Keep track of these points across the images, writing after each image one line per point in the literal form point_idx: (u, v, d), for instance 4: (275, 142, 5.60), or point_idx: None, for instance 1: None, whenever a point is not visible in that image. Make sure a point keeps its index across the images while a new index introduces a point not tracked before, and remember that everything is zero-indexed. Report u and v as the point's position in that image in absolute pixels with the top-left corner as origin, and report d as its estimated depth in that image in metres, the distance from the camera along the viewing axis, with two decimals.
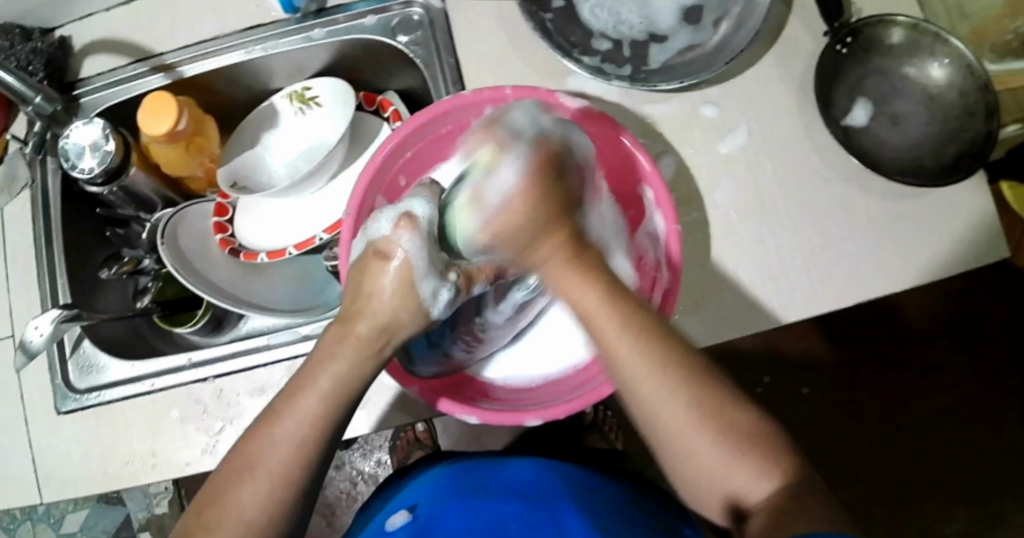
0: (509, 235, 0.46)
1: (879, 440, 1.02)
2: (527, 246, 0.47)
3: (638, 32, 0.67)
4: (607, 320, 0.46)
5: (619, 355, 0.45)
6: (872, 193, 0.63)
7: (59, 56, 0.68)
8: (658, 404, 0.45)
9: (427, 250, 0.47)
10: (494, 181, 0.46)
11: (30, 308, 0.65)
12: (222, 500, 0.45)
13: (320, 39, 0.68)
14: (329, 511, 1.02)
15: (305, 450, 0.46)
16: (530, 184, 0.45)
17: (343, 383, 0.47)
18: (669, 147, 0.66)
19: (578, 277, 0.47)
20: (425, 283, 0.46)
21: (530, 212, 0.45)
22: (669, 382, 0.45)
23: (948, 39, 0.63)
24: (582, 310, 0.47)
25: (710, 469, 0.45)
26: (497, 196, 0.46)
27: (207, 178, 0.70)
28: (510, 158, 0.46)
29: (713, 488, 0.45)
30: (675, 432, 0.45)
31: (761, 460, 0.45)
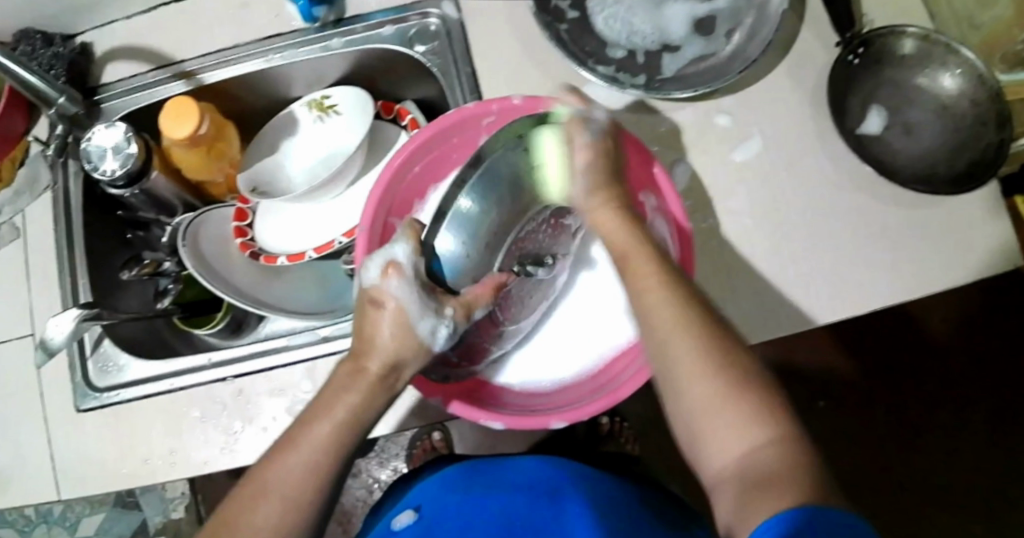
0: (595, 169, 0.54)
1: (896, 451, 1.01)
2: (598, 184, 0.54)
3: (651, 42, 0.68)
4: (639, 255, 0.50)
5: (646, 292, 0.49)
6: (885, 200, 0.64)
7: (81, 62, 0.70)
8: (671, 346, 0.46)
9: (418, 292, 0.50)
10: (590, 121, 0.54)
11: (51, 306, 0.66)
12: (237, 524, 0.45)
13: (337, 48, 0.70)
14: (346, 519, 1.02)
15: (322, 471, 0.47)
16: (591, 163, 0.53)
17: (356, 414, 0.48)
18: (682, 156, 0.66)
19: (615, 216, 0.53)
20: (423, 324, 0.49)
21: (599, 165, 0.53)
22: (680, 324, 0.46)
23: (959, 50, 0.64)
24: (622, 252, 0.52)
25: (711, 413, 0.44)
26: (582, 153, 0.53)
27: (226, 184, 0.71)
28: (592, 110, 0.56)
29: (717, 437, 0.44)
30: (680, 353, 0.46)
31: (764, 413, 0.43)
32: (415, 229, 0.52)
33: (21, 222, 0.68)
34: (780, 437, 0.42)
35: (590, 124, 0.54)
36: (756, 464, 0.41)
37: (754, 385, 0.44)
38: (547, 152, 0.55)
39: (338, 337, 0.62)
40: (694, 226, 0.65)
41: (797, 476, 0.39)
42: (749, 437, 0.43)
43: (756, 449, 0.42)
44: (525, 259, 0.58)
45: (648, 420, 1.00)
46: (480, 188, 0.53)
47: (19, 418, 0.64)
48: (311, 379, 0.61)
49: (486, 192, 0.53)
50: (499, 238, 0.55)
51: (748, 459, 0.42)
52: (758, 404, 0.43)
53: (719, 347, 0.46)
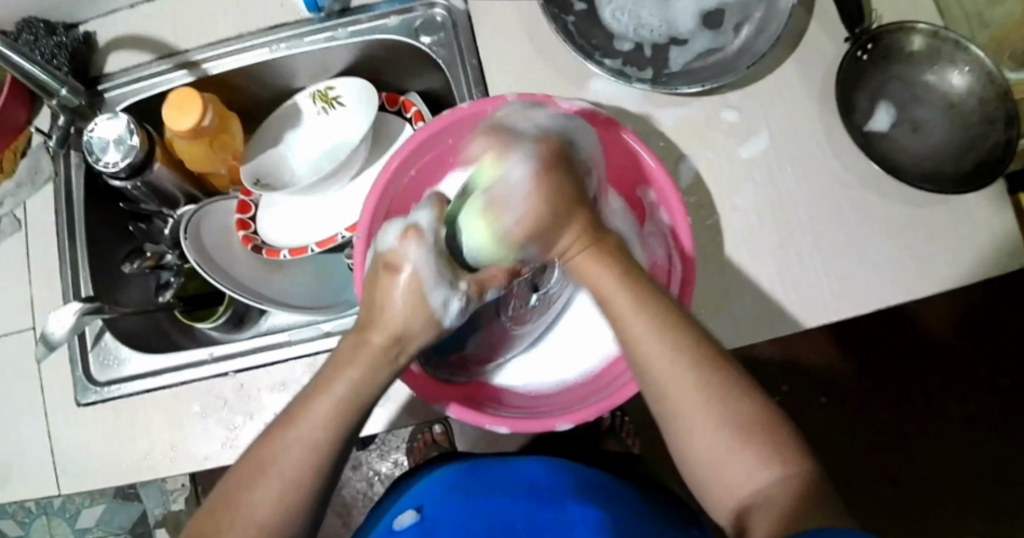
0: (533, 222, 0.45)
1: (893, 449, 1.02)
2: (557, 225, 0.46)
3: (659, 35, 0.68)
4: (623, 302, 0.46)
5: (640, 343, 0.46)
6: (892, 198, 0.63)
7: (83, 51, 0.70)
8: (669, 394, 0.46)
9: (435, 260, 0.44)
10: (506, 182, 0.45)
11: (52, 299, 0.66)
12: (236, 501, 0.45)
13: (343, 38, 0.69)
14: (345, 511, 1.02)
15: (319, 450, 0.45)
16: (540, 185, 0.45)
17: (357, 392, 0.45)
18: (688, 151, 0.66)
19: (608, 271, 0.46)
20: (436, 294, 0.44)
21: (551, 204, 0.45)
22: (679, 371, 0.45)
23: (969, 47, 0.63)
24: (600, 294, 0.47)
25: (721, 459, 0.45)
26: (524, 190, 0.45)
27: (229, 176, 0.71)
28: (510, 154, 0.46)
29: (726, 477, 0.45)
30: (683, 407, 0.45)
31: (771, 453, 0.44)
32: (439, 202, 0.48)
33: (23, 214, 0.68)
34: (785, 474, 0.44)
35: (513, 174, 0.45)
36: (768, 506, 0.43)
37: (758, 424, 0.45)
38: (495, 192, 0.45)
39: (339, 333, 0.61)
40: (700, 222, 0.65)
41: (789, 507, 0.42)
42: (757, 479, 0.44)
43: (765, 488, 0.44)
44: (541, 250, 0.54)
45: (648, 416, 1.00)
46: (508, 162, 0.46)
47: (19, 412, 0.64)
48: (313, 374, 0.60)
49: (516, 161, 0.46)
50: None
51: (757, 497, 0.44)
52: (764, 443, 0.45)
53: (709, 373, 0.45)
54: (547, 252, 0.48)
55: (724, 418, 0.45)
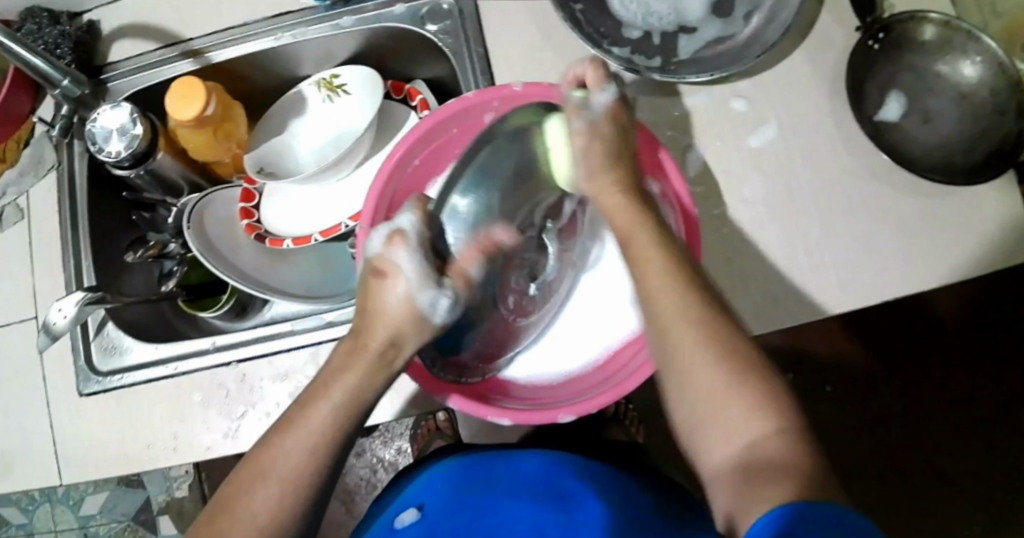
0: (593, 152, 0.50)
1: (901, 445, 1.01)
2: (598, 167, 0.51)
3: (667, 23, 0.67)
4: (639, 231, 0.49)
5: (648, 266, 0.47)
6: (903, 188, 0.63)
7: (87, 40, 0.69)
8: (688, 376, 0.45)
9: (422, 263, 0.48)
10: (592, 105, 0.51)
11: (53, 289, 0.65)
12: (235, 507, 0.44)
13: (348, 26, 0.68)
14: (348, 497, 1.01)
15: (320, 452, 0.46)
16: (608, 122, 0.51)
17: (357, 395, 0.48)
18: (697, 141, 0.65)
19: (622, 203, 0.51)
20: (422, 295, 0.48)
21: (612, 145, 0.51)
22: (682, 299, 0.46)
23: (981, 38, 0.63)
24: (622, 229, 0.50)
25: (716, 397, 0.44)
26: (580, 136, 0.51)
27: (233, 165, 0.70)
28: (608, 88, 0.52)
29: (721, 416, 0.44)
30: (676, 343, 0.45)
31: (767, 402, 0.43)
32: (422, 201, 0.51)
33: (24, 203, 0.67)
34: (779, 428, 0.42)
35: (595, 112, 0.51)
36: (763, 456, 0.41)
37: (754, 375, 0.44)
38: (551, 138, 0.52)
39: (343, 323, 0.61)
40: (707, 212, 0.64)
41: (805, 470, 0.39)
42: (747, 429, 0.43)
43: (762, 437, 0.42)
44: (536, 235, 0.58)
45: (653, 409, 0.99)
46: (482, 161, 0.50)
47: (21, 402, 0.63)
48: (316, 364, 0.60)
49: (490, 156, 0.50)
50: (511, 203, 0.51)
51: (754, 446, 0.42)
52: (761, 392, 0.43)
53: (725, 367, 0.44)
54: (586, 181, 0.52)
55: (719, 357, 0.44)
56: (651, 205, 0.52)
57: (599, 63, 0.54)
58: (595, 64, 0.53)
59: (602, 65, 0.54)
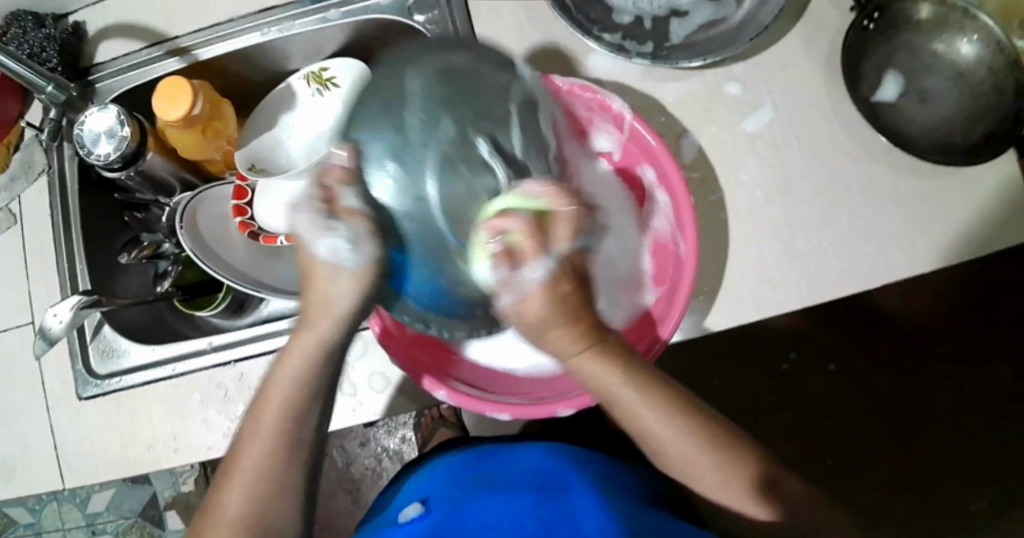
0: (538, 320, 0.43)
1: (904, 424, 1.01)
2: (546, 317, 0.43)
3: (658, 8, 0.66)
4: (619, 389, 0.46)
5: (636, 412, 0.47)
6: (900, 170, 0.62)
7: (72, 42, 0.68)
8: (647, 422, 0.47)
9: (318, 213, 0.44)
10: (523, 277, 0.41)
11: (50, 293, 0.65)
12: (215, 503, 0.47)
13: (335, 19, 0.67)
14: (354, 486, 1.03)
15: (276, 436, 0.46)
16: (554, 291, 0.42)
17: (304, 373, 0.47)
18: (691, 127, 0.64)
19: (574, 344, 0.44)
20: (320, 244, 0.44)
21: (559, 303, 0.43)
22: (675, 424, 0.47)
23: (977, 15, 0.62)
24: (582, 371, 0.46)
25: (717, 491, 0.49)
26: (532, 309, 0.42)
27: (225, 162, 0.69)
28: (545, 263, 0.41)
29: (729, 496, 0.49)
30: (672, 450, 0.48)
31: (743, 455, 0.49)
32: (339, 158, 0.44)
33: (17, 208, 0.67)
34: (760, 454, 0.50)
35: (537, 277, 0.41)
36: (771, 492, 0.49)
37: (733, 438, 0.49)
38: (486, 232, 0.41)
39: None
40: (702, 199, 0.63)
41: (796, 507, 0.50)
42: (735, 493, 0.49)
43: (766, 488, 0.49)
44: (455, 153, 0.42)
45: None
46: (371, 114, 0.43)
47: (23, 406, 0.64)
48: None
49: (381, 108, 0.43)
50: (410, 137, 0.42)
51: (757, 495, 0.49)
52: (732, 436, 0.49)
53: (673, 393, 0.48)
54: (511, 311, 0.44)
55: (706, 453, 0.48)
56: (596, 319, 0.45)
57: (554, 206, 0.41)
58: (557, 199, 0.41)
59: (551, 203, 0.41)
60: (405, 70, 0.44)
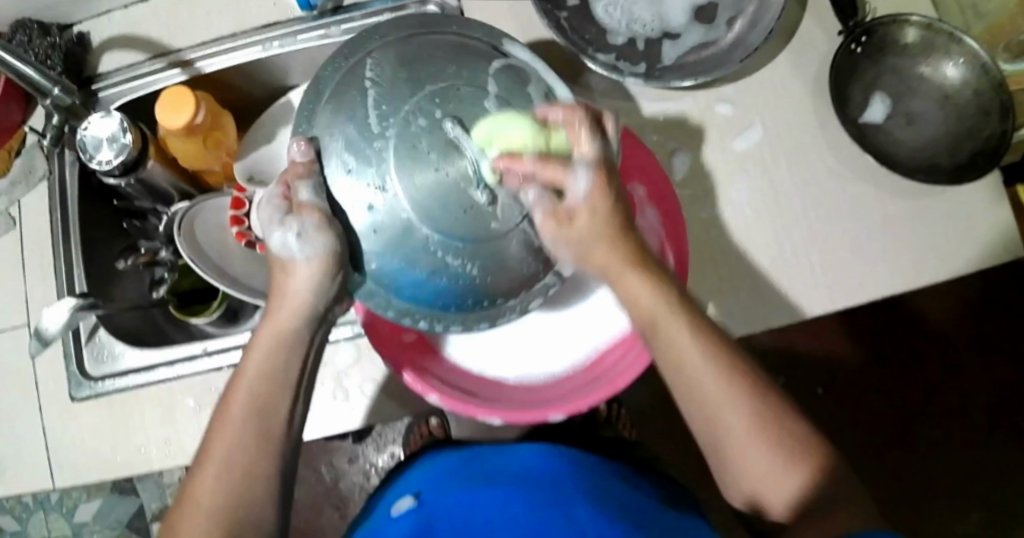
0: (589, 244, 0.47)
1: (898, 450, 0.99)
2: (590, 250, 0.47)
3: (651, 30, 0.67)
4: (691, 354, 0.47)
5: (694, 377, 0.47)
6: (887, 190, 0.63)
7: (77, 51, 0.70)
8: (717, 406, 0.47)
9: (271, 211, 0.47)
10: (574, 189, 0.46)
11: (47, 297, 0.66)
12: (185, 497, 0.45)
13: (337, 35, 0.68)
14: (342, 504, 1.02)
15: (249, 426, 0.46)
16: (605, 188, 0.47)
17: (273, 364, 0.47)
18: (682, 145, 0.66)
19: (643, 284, 0.47)
20: (270, 240, 0.47)
21: (608, 220, 0.47)
22: (732, 394, 0.47)
23: (963, 39, 0.63)
24: (645, 317, 0.48)
25: (770, 481, 0.46)
26: (583, 207, 0.46)
27: (223, 173, 0.71)
28: (579, 167, 0.47)
29: (772, 497, 0.47)
30: (731, 437, 0.47)
31: (811, 462, 0.46)
32: (300, 145, 0.46)
33: (17, 212, 0.68)
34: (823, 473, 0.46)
35: (581, 181, 0.46)
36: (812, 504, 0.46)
37: (795, 440, 0.47)
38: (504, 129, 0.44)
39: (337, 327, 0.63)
40: (692, 215, 0.64)
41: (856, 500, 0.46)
42: (793, 490, 0.46)
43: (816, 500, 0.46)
44: (416, 137, 0.44)
45: (647, 412, 0.99)
46: (336, 108, 0.47)
47: (15, 407, 0.65)
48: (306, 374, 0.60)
49: (348, 102, 0.46)
50: (369, 129, 0.45)
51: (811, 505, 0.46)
52: (791, 436, 0.47)
53: (742, 370, 0.47)
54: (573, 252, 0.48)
55: (770, 440, 0.46)
56: (670, 277, 0.49)
57: (571, 118, 0.47)
58: (571, 111, 0.47)
59: (575, 120, 0.47)
60: (370, 58, 0.48)
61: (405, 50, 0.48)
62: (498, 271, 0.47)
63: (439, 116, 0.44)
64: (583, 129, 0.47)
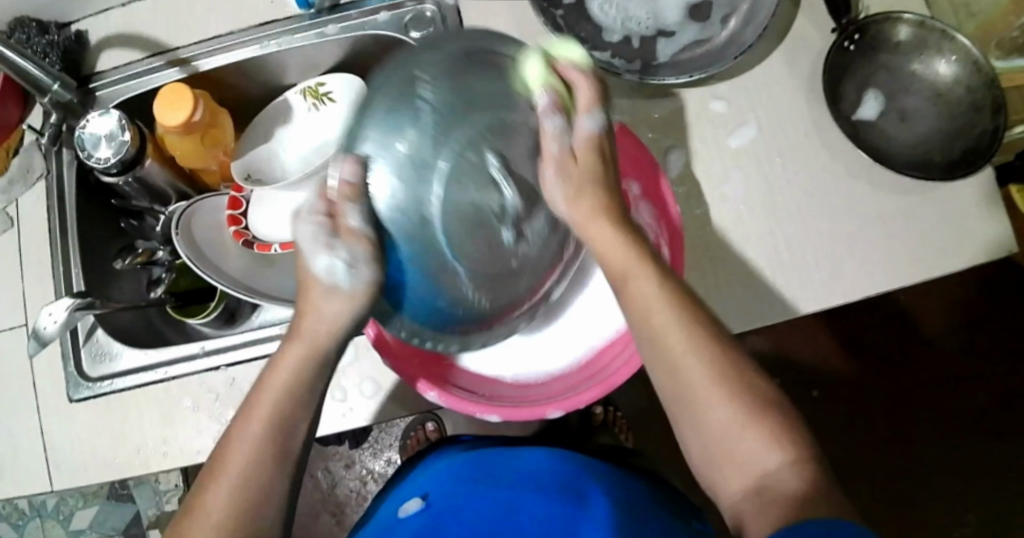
0: (577, 184, 0.49)
1: (894, 448, 1.00)
2: (576, 193, 0.49)
3: (646, 28, 0.67)
4: (653, 298, 0.46)
5: (654, 319, 0.46)
6: (881, 186, 0.64)
7: (76, 49, 0.70)
8: (680, 357, 0.45)
9: (316, 231, 0.47)
10: (576, 127, 0.50)
11: (44, 296, 0.66)
12: (195, 506, 0.45)
13: (333, 34, 0.69)
14: (339, 509, 1.02)
15: (267, 442, 0.46)
16: (601, 145, 0.50)
17: (296, 380, 0.48)
18: (678, 142, 0.66)
19: (611, 235, 0.49)
20: (317, 262, 0.48)
21: (604, 170, 0.50)
22: (692, 340, 0.45)
23: (955, 36, 0.64)
24: (620, 272, 0.48)
25: (724, 439, 0.44)
26: (581, 146, 0.49)
27: (220, 172, 0.71)
28: (589, 113, 0.50)
29: (733, 458, 0.43)
30: (692, 393, 0.45)
31: (779, 433, 0.43)
32: (352, 167, 0.44)
33: (15, 211, 0.68)
34: (793, 453, 0.42)
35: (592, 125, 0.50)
36: (772, 483, 0.42)
37: (758, 402, 0.44)
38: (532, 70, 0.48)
39: None
40: (688, 213, 0.65)
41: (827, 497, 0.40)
42: (760, 460, 0.43)
43: (772, 470, 0.42)
44: (467, 171, 0.44)
45: (643, 411, 0.99)
46: (383, 117, 0.44)
47: (14, 407, 0.65)
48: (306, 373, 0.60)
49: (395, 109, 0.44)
50: (421, 159, 0.43)
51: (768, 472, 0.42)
52: (753, 393, 0.44)
53: (710, 324, 0.46)
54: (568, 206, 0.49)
55: (733, 393, 0.44)
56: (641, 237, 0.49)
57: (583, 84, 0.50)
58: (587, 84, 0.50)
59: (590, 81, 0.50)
60: (418, 70, 0.45)
61: (456, 54, 0.47)
62: (504, 301, 0.50)
63: (486, 150, 0.44)
64: (593, 92, 0.50)
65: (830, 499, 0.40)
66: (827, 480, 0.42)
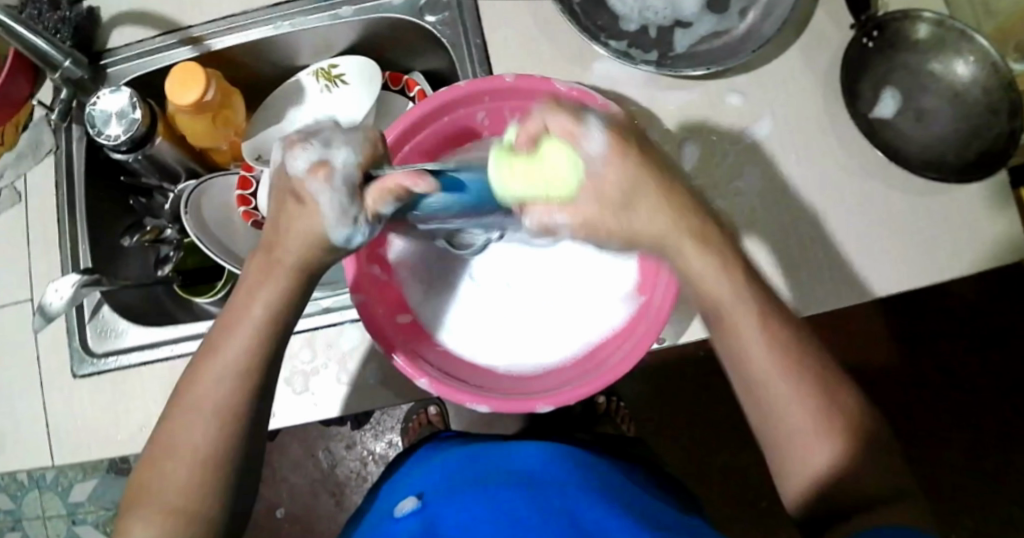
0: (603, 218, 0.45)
1: None
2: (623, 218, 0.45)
3: (663, 18, 0.67)
4: (716, 276, 0.47)
5: (716, 296, 0.47)
6: (895, 184, 0.63)
7: (87, 26, 0.69)
8: (742, 335, 0.47)
9: (339, 198, 0.46)
10: (586, 154, 0.45)
11: (50, 272, 0.66)
12: (170, 437, 0.47)
13: (347, 16, 0.69)
14: (339, 490, 1.02)
15: (241, 375, 0.48)
16: (622, 156, 0.45)
17: (271, 311, 0.49)
18: (693, 134, 0.66)
19: (655, 205, 0.46)
20: (335, 231, 0.47)
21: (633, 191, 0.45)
22: (756, 321, 0.46)
23: (974, 38, 0.63)
24: (658, 243, 0.47)
25: (785, 420, 0.46)
26: (609, 180, 0.45)
27: (230, 152, 0.70)
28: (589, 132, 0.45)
29: (790, 444, 0.46)
30: (759, 376, 0.46)
31: (835, 418, 0.45)
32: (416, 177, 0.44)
33: (22, 186, 0.67)
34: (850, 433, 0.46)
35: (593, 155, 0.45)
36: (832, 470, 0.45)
37: (816, 385, 0.46)
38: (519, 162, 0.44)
39: (339, 309, 0.64)
40: (702, 205, 0.64)
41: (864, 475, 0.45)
42: (815, 446, 0.45)
43: (824, 459, 0.45)
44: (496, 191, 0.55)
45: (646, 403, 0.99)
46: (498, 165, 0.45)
47: (17, 381, 0.64)
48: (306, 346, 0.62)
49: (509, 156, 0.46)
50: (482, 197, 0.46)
51: (828, 462, 0.45)
52: (813, 375, 0.46)
53: (774, 309, 0.47)
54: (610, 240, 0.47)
55: (797, 376, 0.46)
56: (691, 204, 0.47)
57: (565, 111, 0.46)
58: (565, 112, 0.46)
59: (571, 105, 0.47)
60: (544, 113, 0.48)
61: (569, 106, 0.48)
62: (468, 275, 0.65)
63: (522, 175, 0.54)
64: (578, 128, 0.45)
65: (863, 476, 0.45)
66: (874, 452, 0.46)
